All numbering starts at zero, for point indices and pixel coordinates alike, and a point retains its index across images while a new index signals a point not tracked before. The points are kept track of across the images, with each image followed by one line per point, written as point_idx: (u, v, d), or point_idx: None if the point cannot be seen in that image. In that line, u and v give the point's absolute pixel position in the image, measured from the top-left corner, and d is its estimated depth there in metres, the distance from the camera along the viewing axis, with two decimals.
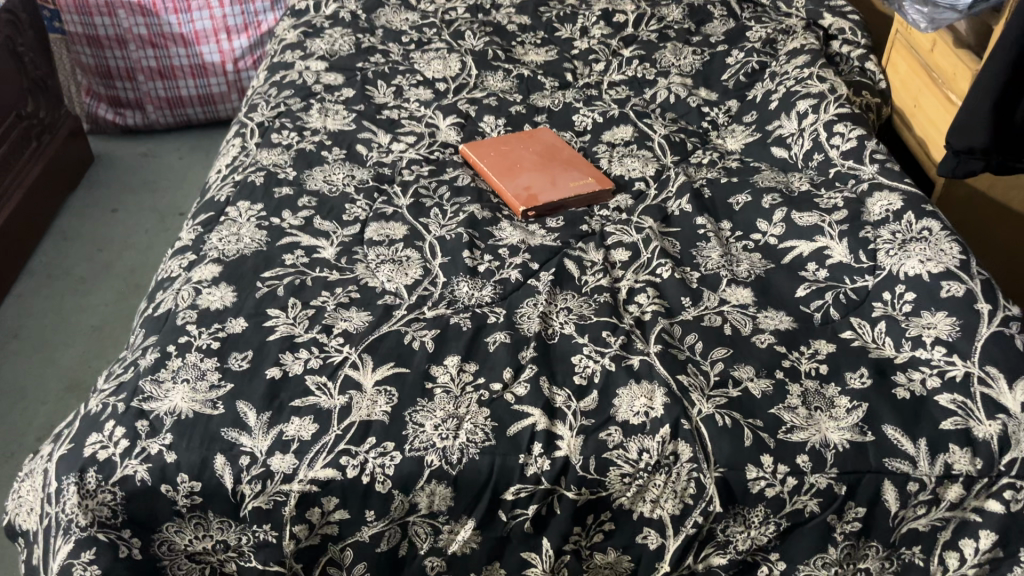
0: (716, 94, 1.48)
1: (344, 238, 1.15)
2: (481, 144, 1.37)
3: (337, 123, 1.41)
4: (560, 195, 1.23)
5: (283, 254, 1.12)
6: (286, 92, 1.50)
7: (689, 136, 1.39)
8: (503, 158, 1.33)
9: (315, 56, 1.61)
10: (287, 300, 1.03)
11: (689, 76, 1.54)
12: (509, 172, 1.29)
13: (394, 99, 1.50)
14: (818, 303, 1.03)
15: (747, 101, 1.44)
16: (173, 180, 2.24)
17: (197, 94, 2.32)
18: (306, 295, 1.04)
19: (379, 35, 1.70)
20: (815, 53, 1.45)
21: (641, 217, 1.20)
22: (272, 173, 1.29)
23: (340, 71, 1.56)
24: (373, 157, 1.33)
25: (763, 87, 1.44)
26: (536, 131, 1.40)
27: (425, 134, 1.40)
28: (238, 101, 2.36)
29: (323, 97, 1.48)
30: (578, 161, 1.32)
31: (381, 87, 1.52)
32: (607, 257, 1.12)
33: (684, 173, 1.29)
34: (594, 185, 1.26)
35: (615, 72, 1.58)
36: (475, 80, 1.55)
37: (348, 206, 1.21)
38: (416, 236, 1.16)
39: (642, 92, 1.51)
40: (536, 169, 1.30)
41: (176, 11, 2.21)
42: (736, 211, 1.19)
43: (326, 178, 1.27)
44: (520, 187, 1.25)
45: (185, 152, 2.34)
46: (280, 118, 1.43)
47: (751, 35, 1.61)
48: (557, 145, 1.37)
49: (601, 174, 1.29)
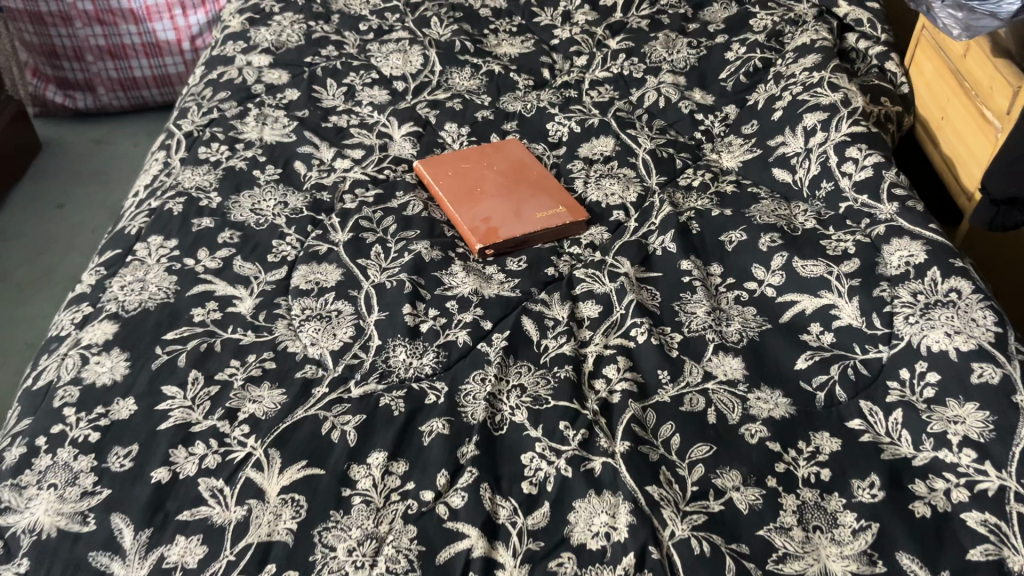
0: (711, 98, 1.30)
1: (267, 286, 0.98)
2: (440, 161, 1.19)
3: (275, 134, 1.23)
4: (524, 230, 1.05)
5: (192, 309, 0.95)
6: (221, 93, 1.32)
7: (678, 151, 1.20)
8: (463, 179, 1.15)
9: (259, 49, 1.42)
10: (187, 374, 0.87)
11: (682, 74, 1.35)
12: (468, 198, 1.11)
13: (345, 102, 1.31)
14: (822, 379, 0.86)
15: (747, 107, 1.25)
16: (126, 171, 2.06)
17: (152, 75, 2.14)
18: (210, 366, 0.88)
19: (335, 22, 1.50)
20: (827, 50, 1.25)
21: (617, 258, 1.02)
22: (193, 198, 1.12)
23: (285, 68, 1.38)
24: (312, 177, 1.15)
25: (765, 92, 1.25)
26: (504, 144, 1.22)
27: (376, 147, 1.22)
28: None
29: (263, 100, 1.30)
30: (549, 185, 1.14)
31: (330, 88, 1.34)
32: (573, 312, 0.95)
33: (670, 200, 1.11)
34: (564, 217, 1.08)
35: (599, 67, 1.39)
36: (438, 78, 1.37)
37: (275, 243, 1.04)
38: (351, 283, 0.99)
39: (627, 95, 1.33)
40: (499, 194, 1.12)
41: None
42: (728, 251, 1.01)
43: (254, 207, 1.10)
44: (478, 218, 1.08)
45: (140, 139, 2.16)
46: (211, 127, 1.25)
47: (754, 25, 1.41)
48: (527, 163, 1.19)
49: (574, 202, 1.11)
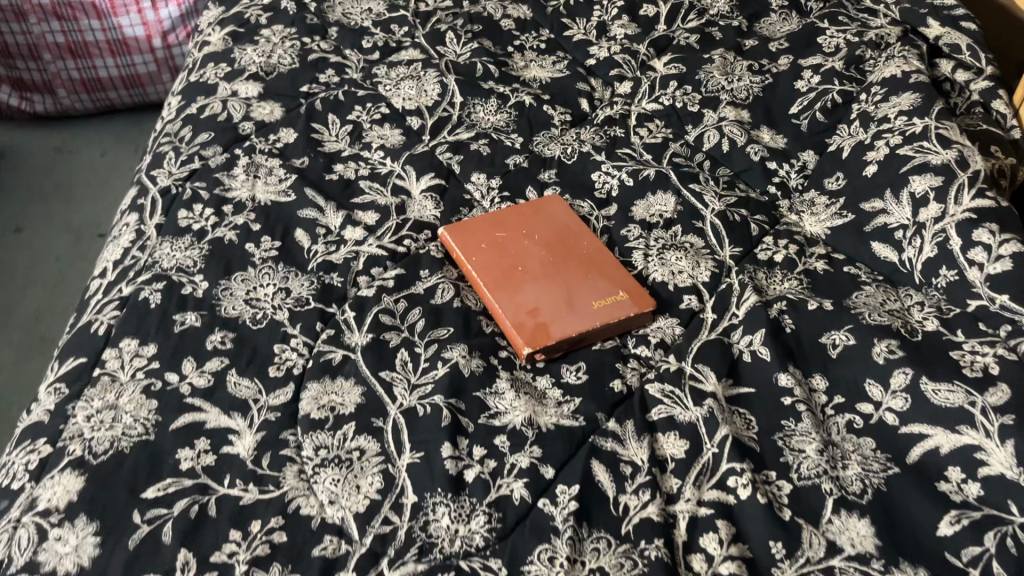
0: (783, 140, 1.10)
1: (271, 414, 0.80)
2: (469, 226, 0.99)
3: (270, 192, 1.03)
4: (580, 328, 0.86)
5: (178, 450, 0.76)
6: (203, 135, 1.11)
7: (752, 213, 1.01)
8: (499, 252, 0.96)
9: (246, 74, 1.20)
10: (174, 554, 0.68)
11: (744, 107, 1.15)
12: (508, 280, 0.92)
13: (351, 146, 1.11)
14: (974, 551, 0.68)
15: (828, 154, 1.06)
16: (91, 186, 1.84)
17: (119, 75, 1.91)
18: (202, 540, 0.69)
19: (333, 37, 1.29)
20: (924, 86, 1.06)
21: (698, 367, 0.84)
22: (174, 284, 0.92)
23: (278, 101, 1.17)
24: (318, 253, 0.96)
25: (850, 138, 1.06)
26: (543, 202, 1.03)
27: (392, 207, 1.03)
28: (171, 80, 1.96)
29: (253, 144, 1.10)
30: (603, 261, 0.95)
31: (333, 126, 1.13)
32: (652, 450, 0.77)
33: (751, 283, 0.92)
34: (626, 308, 0.89)
35: (646, 98, 1.19)
36: (459, 112, 1.16)
37: (277, 350, 0.85)
38: (374, 408, 0.80)
39: (683, 134, 1.13)
40: (545, 273, 0.93)
41: None
42: (833, 361, 0.83)
43: (249, 297, 0.90)
44: (523, 310, 0.89)
45: (108, 147, 1.93)
46: (192, 182, 1.05)
47: (824, 44, 1.21)
48: (573, 228, 0.99)
49: (635, 285, 0.92)
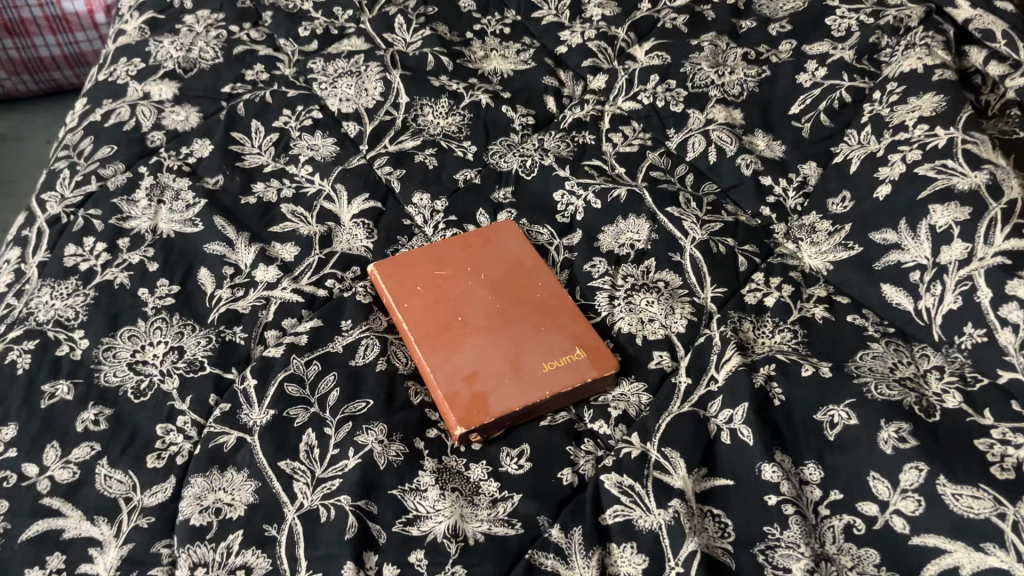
0: (782, 147, 0.94)
1: (144, 519, 0.66)
2: (403, 259, 0.83)
3: (174, 221, 0.88)
4: (525, 400, 0.71)
5: (24, 571, 0.63)
6: (104, 148, 0.95)
7: (740, 242, 0.85)
8: (436, 294, 0.79)
9: (161, 72, 1.04)
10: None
11: (737, 106, 0.98)
12: (444, 331, 0.76)
13: (275, 159, 0.95)
14: None
15: (834, 166, 0.90)
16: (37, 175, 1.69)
17: (62, 53, 1.73)
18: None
19: (266, 24, 1.12)
20: (950, 85, 0.88)
21: (666, 451, 0.69)
22: (48, 344, 0.77)
23: (195, 104, 1.01)
24: (222, 301, 0.81)
25: (859, 149, 0.89)
26: (493, 228, 0.86)
27: (316, 238, 0.87)
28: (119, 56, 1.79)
29: (161, 159, 0.94)
30: (559, 308, 0.79)
31: (256, 135, 0.97)
32: (602, 568, 0.63)
33: (735, 336, 0.77)
34: (583, 372, 0.73)
35: (623, 95, 1.02)
36: (404, 115, 1.00)
37: (160, 433, 0.71)
38: (268, 510, 0.66)
39: (664, 141, 0.97)
40: (489, 322, 0.77)
41: None
42: (830, 447, 0.68)
43: (134, 362, 0.76)
44: (459, 372, 0.73)
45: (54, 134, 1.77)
46: (85, 208, 0.89)
47: (833, 26, 1.04)
48: (527, 263, 0.83)
49: (596, 341, 0.76)
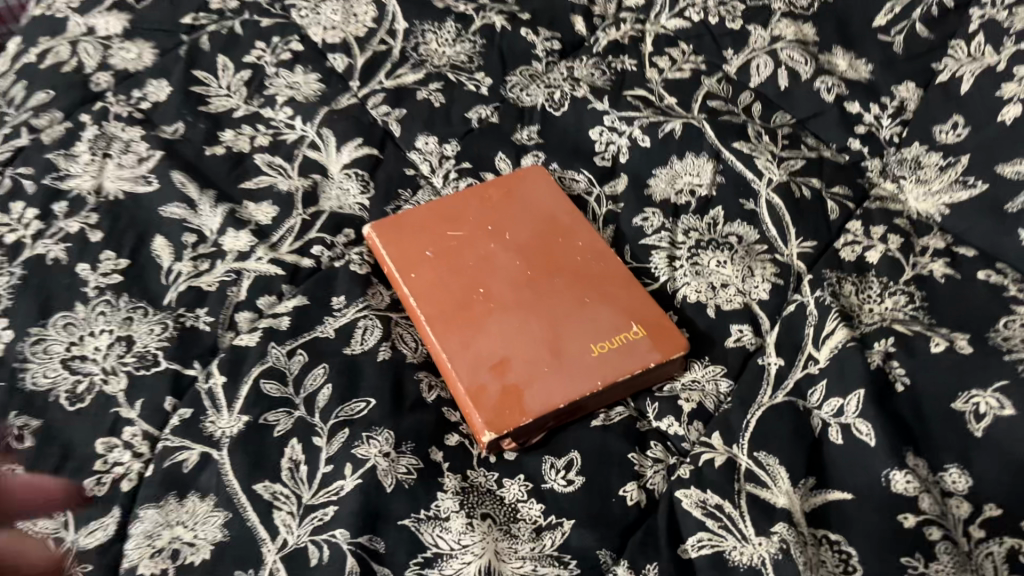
0: (869, 66, 0.76)
1: (78, 568, 0.50)
2: (407, 216, 0.66)
3: (123, 179, 0.71)
4: (571, 394, 0.54)
5: None
6: (38, 94, 0.78)
7: (828, 184, 0.69)
8: (450, 260, 0.62)
9: (108, 4, 0.86)
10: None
11: (807, 20, 0.80)
12: (462, 307, 0.59)
13: (247, 101, 0.78)
14: None
15: (939, 87, 0.71)
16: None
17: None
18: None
19: None
20: None
21: (760, 457, 0.53)
22: None
23: (149, 40, 0.83)
24: (182, 277, 0.64)
25: (973, 62, 0.70)
26: (518, 176, 0.69)
27: (298, 195, 0.70)
28: None
29: (108, 105, 0.77)
30: (607, 274, 0.62)
31: (223, 73, 0.80)
32: None
33: (837, 301, 0.60)
34: (643, 354, 0.57)
35: (666, 11, 0.84)
36: (402, 43, 0.82)
37: (101, 451, 0.55)
38: (241, 551, 0.50)
39: (721, 65, 0.79)
40: (519, 295, 0.60)
41: None
42: (981, 445, 0.52)
43: (70, 357, 0.59)
44: (483, 359, 0.56)
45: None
46: (13, 166, 0.72)
47: None
48: (562, 217, 0.66)
49: (656, 313, 0.59)
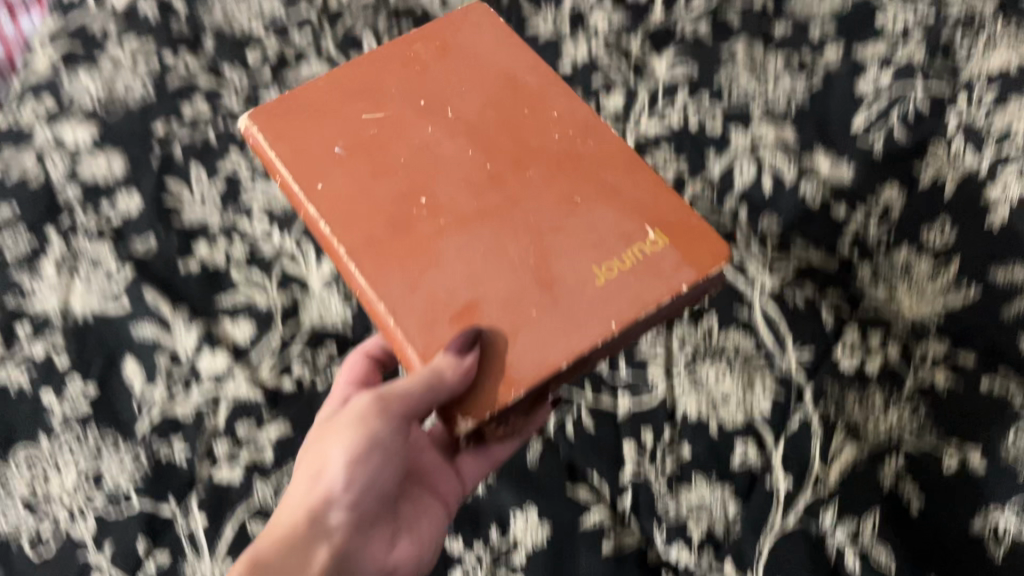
0: (851, 168, 0.76)
1: None
2: (292, 101, 0.64)
3: (92, 297, 0.68)
4: (573, 346, 0.54)
5: None
6: (4, 209, 0.75)
7: (821, 289, 0.68)
8: (379, 168, 0.60)
9: (78, 112, 0.84)
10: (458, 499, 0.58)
11: (788, 122, 0.81)
12: (408, 242, 0.57)
13: (222, 211, 0.76)
14: None
15: (923, 190, 0.72)
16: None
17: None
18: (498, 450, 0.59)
19: (207, 52, 0.92)
20: None
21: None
22: None
23: (119, 148, 0.80)
24: (155, 405, 0.61)
25: (953, 166, 0.73)
26: (455, 24, 0.69)
27: (278, 311, 0.67)
28: None
29: (77, 220, 0.74)
30: (585, 161, 0.61)
31: (198, 183, 0.78)
32: None
33: (843, 415, 0.60)
34: (670, 273, 0.56)
35: (647, 115, 0.84)
36: None
37: None
38: None
39: (702, 169, 0.78)
40: (488, 216, 0.59)
41: None
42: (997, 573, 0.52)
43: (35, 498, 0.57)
44: (447, 306, 0.55)
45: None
46: None
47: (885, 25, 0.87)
48: (524, 81, 0.66)
49: (671, 205, 0.59)
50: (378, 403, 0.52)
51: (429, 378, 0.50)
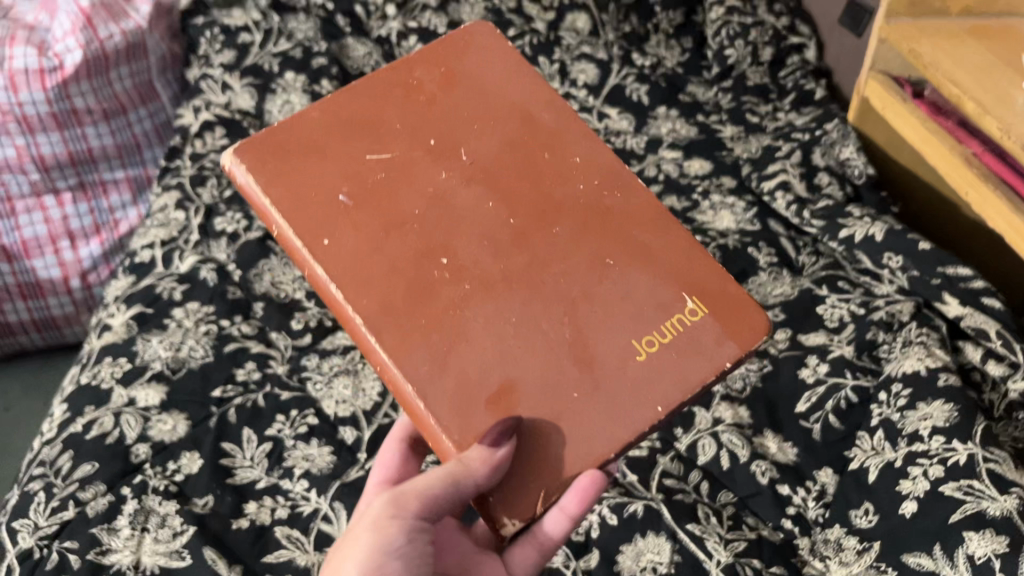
0: (795, 450, 0.91)
1: None
2: (291, 157, 0.70)
3: (159, 552, 0.82)
4: (621, 434, 0.63)
5: None
6: (84, 466, 0.89)
7: (767, 562, 0.82)
8: (394, 226, 0.67)
9: (148, 373, 1.00)
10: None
11: (742, 403, 0.95)
12: (435, 312, 0.65)
13: (268, 471, 0.90)
14: None
15: (852, 474, 0.87)
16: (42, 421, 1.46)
17: (45, 343, 1.56)
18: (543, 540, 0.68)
19: (257, 317, 1.09)
20: (957, 391, 0.88)
21: None
22: None
23: (181, 410, 0.96)
24: None
25: (876, 456, 0.88)
26: (461, 50, 0.78)
27: (314, 570, 0.82)
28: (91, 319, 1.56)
29: (146, 478, 0.88)
30: (615, 215, 0.72)
31: (248, 444, 0.92)
32: None
33: None
34: (713, 349, 0.68)
35: None
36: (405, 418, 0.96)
37: None
38: None
39: (673, 442, 0.92)
40: (520, 287, 0.67)
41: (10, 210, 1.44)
42: None
43: None
44: (485, 383, 0.63)
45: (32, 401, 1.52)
46: (60, 540, 0.83)
47: (825, 316, 1.06)
48: (544, 123, 0.75)
49: (705, 274, 0.71)
50: (394, 502, 0.61)
51: (457, 469, 0.58)
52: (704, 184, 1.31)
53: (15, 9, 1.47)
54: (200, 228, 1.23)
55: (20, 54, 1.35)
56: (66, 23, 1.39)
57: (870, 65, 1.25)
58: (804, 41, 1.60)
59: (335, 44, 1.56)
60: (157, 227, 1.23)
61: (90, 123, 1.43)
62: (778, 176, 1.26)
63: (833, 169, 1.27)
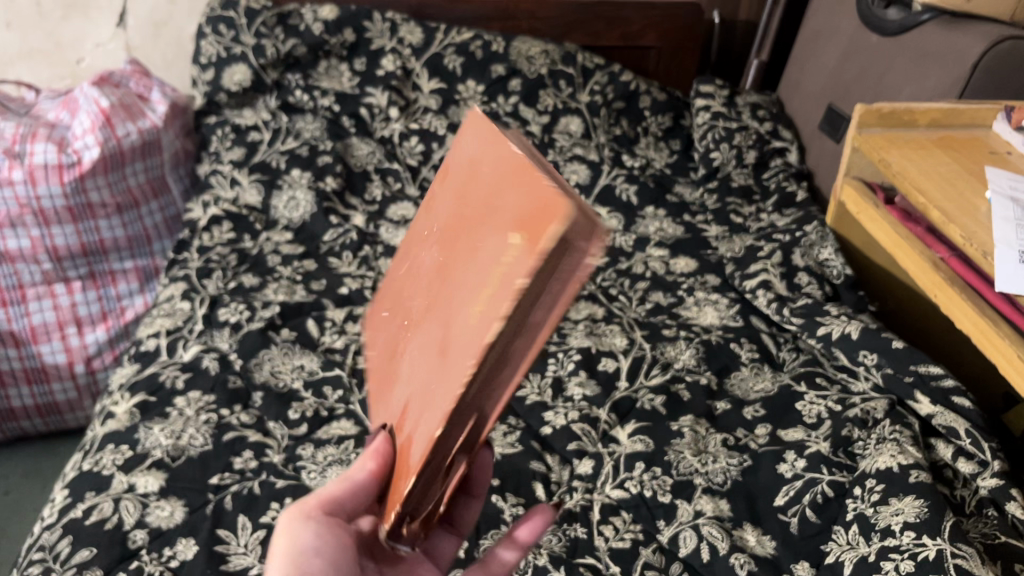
0: (774, 543, 0.94)
1: None
2: (373, 306, 0.79)
3: None
4: (428, 418, 0.51)
5: None
6: (83, 551, 0.92)
7: None
8: (392, 314, 0.71)
9: (149, 459, 1.03)
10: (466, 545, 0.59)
11: (723, 496, 0.99)
12: (393, 373, 0.66)
13: (260, 558, 0.92)
14: None
15: (827, 567, 0.90)
16: (40, 508, 1.47)
17: (46, 429, 1.57)
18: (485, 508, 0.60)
19: (256, 406, 1.13)
20: (927, 487, 0.92)
21: None
22: None
23: (179, 496, 0.99)
24: None
25: (850, 550, 0.91)
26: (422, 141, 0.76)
27: None
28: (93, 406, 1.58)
29: (142, 563, 0.91)
30: (469, 195, 0.56)
31: (242, 531, 0.95)
32: None
33: None
34: (509, 271, 0.43)
35: (609, 481, 1.01)
36: None
37: None
38: None
39: (655, 534, 0.95)
40: (428, 295, 0.59)
41: (19, 296, 1.48)
42: None
43: None
44: (399, 417, 0.60)
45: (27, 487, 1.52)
46: None
47: (804, 412, 1.10)
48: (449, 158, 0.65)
49: (507, 199, 0.46)
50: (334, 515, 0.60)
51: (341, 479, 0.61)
52: (688, 282, 1.37)
53: (37, 109, 1.56)
54: (205, 318, 1.28)
55: (41, 150, 1.41)
56: (86, 121, 1.46)
57: (844, 171, 1.33)
58: (786, 145, 1.69)
59: (341, 143, 1.62)
60: (163, 317, 1.29)
61: (103, 216, 1.50)
62: (759, 275, 1.32)
63: (812, 268, 1.32)
